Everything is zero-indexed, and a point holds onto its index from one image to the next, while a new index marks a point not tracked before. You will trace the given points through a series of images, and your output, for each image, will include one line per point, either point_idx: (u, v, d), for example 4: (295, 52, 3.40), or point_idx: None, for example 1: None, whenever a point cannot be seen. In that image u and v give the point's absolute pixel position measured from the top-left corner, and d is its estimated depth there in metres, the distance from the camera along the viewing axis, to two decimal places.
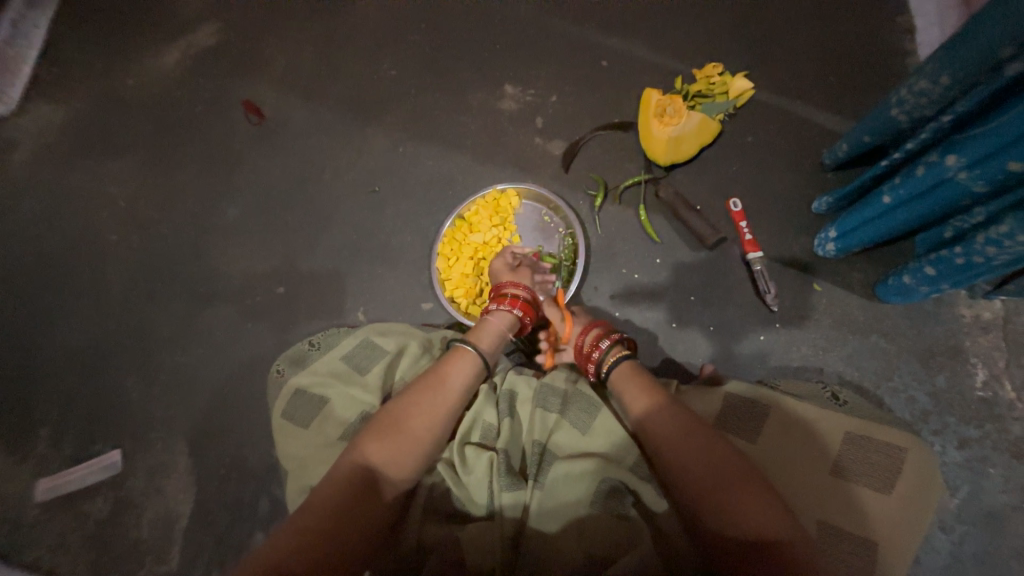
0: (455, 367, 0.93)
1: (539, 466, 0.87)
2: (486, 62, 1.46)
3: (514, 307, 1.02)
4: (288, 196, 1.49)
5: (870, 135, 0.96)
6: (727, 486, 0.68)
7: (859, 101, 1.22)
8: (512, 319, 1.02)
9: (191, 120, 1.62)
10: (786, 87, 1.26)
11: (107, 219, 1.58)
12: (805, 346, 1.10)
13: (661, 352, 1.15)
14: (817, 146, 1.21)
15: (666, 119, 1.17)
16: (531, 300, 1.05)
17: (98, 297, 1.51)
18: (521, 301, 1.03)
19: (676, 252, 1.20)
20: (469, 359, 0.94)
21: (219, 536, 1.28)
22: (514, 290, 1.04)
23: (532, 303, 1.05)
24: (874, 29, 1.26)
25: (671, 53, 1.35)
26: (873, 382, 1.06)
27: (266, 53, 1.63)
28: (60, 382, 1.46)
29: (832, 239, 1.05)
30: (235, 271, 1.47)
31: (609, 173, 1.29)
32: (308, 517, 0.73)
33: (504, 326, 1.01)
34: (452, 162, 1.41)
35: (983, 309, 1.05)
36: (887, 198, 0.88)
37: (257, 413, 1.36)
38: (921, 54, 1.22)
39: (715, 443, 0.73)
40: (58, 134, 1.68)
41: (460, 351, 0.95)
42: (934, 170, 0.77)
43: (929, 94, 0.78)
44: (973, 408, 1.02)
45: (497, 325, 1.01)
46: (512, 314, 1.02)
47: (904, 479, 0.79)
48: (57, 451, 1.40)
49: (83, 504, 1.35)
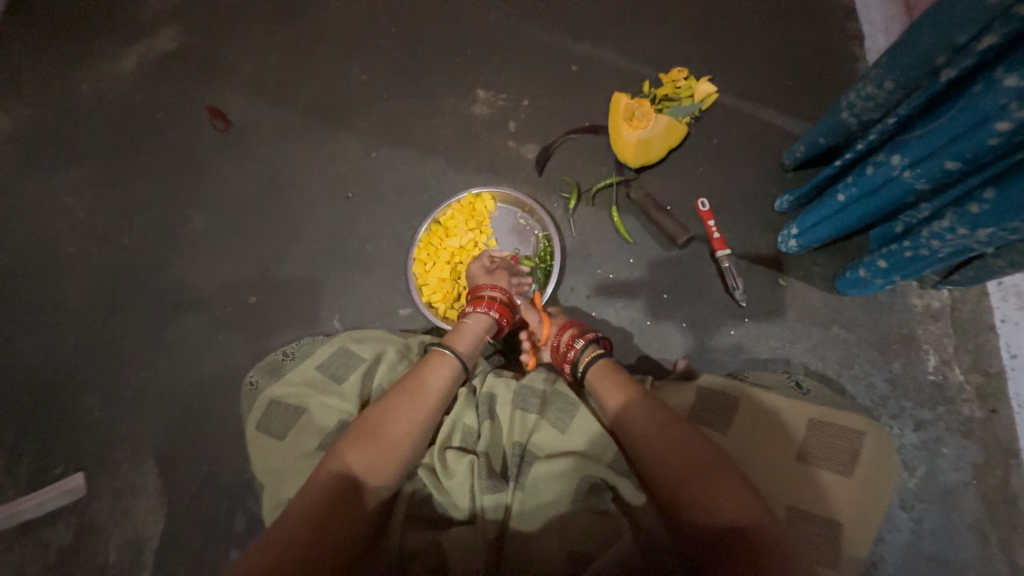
0: (434, 372, 0.92)
1: (519, 466, 0.88)
2: (458, 67, 1.46)
3: (491, 309, 1.03)
4: (257, 203, 1.46)
5: (825, 137, 1.01)
6: (700, 476, 0.71)
7: (815, 104, 1.28)
8: (490, 321, 1.03)
9: (153, 127, 1.57)
10: (748, 90, 1.31)
11: (63, 231, 1.51)
12: (773, 339, 1.15)
13: (637, 349, 1.18)
14: (777, 147, 1.26)
15: (635, 122, 1.20)
16: (508, 302, 1.06)
17: (55, 312, 1.45)
18: (498, 302, 1.04)
19: (648, 251, 1.23)
20: (448, 363, 0.94)
21: (192, 557, 1.24)
22: (492, 292, 1.05)
23: (509, 304, 1.06)
24: (826, 36, 1.33)
25: (638, 58, 1.38)
26: (836, 371, 1.11)
27: (231, 58, 1.59)
28: (15, 404, 1.38)
29: (794, 236, 1.10)
30: (204, 281, 1.42)
31: (581, 175, 1.31)
32: (285, 528, 0.72)
33: (482, 328, 1.01)
34: (425, 166, 1.41)
35: (933, 299, 1.12)
36: (842, 196, 0.92)
37: (231, 427, 1.32)
38: (870, 58, 1.29)
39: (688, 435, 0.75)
40: (7, 142, 1.60)
41: (439, 355, 0.95)
42: (882, 169, 0.82)
43: (875, 98, 0.83)
44: (927, 391, 1.08)
45: (474, 327, 1.01)
46: (489, 316, 1.02)
47: (864, 461, 0.83)
48: (13, 477, 1.32)
49: (43, 531, 1.28)
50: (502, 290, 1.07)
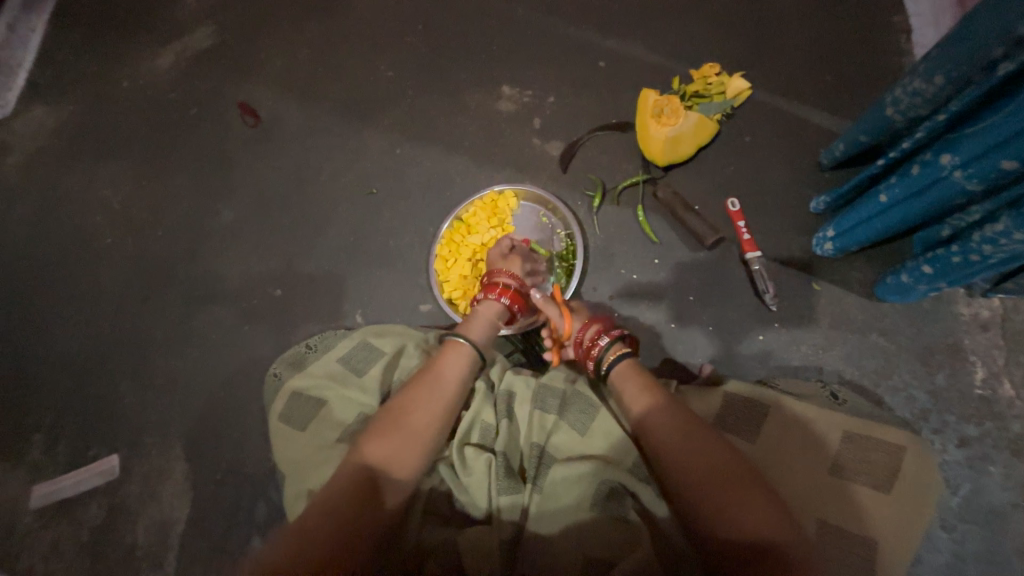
0: (449, 361, 0.93)
1: (538, 468, 0.87)
2: (483, 63, 1.46)
3: (502, 296, 1.04)
4: (284, 198, 1.49)
5: (867, 135, 0.96)
6: (725, 490, 0.68)
7: (856, 100, 1.22)
8: (501, 309, 1.05)
9: (186, 123, 1.61)
10: (783, 87, 1.26)
11: (102, 222, 1.57)
12: (805, 346, 1.10)
13: (661, 352, 1.15)
14: (814, 145, 1.21)
15: (664, 119, 1.17)
16: (521, 290, 1.08)
17: (93, 300, 1.50)
18: (510, 290, 1.05)
19: (674, 252, 1.20)
20: (463, 352, 0.95)
21: (216, 542, 1.27)
22: (505, 280, 1.06)
23: (521, 292, 1.07)
24: (869, 29, 1.27)
25: (668, 54, 1.35)
26: (873, 381, 1.06)
27: (262, 56, 1.63)
28: (54, 387, 1.45)
29: (830, 238, 1.05)
30: (232, 273, 1.46)
31: (606, 173, 1.29)
32: (312, 516, 0.73)
33: (493, 316, 1.03)
34: (449, 163, 1.41)
35: (982, 308, 1.05)
36: (884, 197, 0.87)
37: (254, 417, 1.35)
38: (916, 53, 1.23)
39: (714, 446, 0.72)
40: (52, 136, 1.67)
41: (453, 342, 0.95)
42: (929, 169, 0.77)
43: (923, 94, 0.79)
44: (973, 406, 1.02)
45: (485, 314, 1.03)
46: (500, 303, 1.04)
47: (905, 478, 0.79)
48: (51, 457, 1.39)
49: (77, 510, 1.33)
50: (515, 278, 1.08)
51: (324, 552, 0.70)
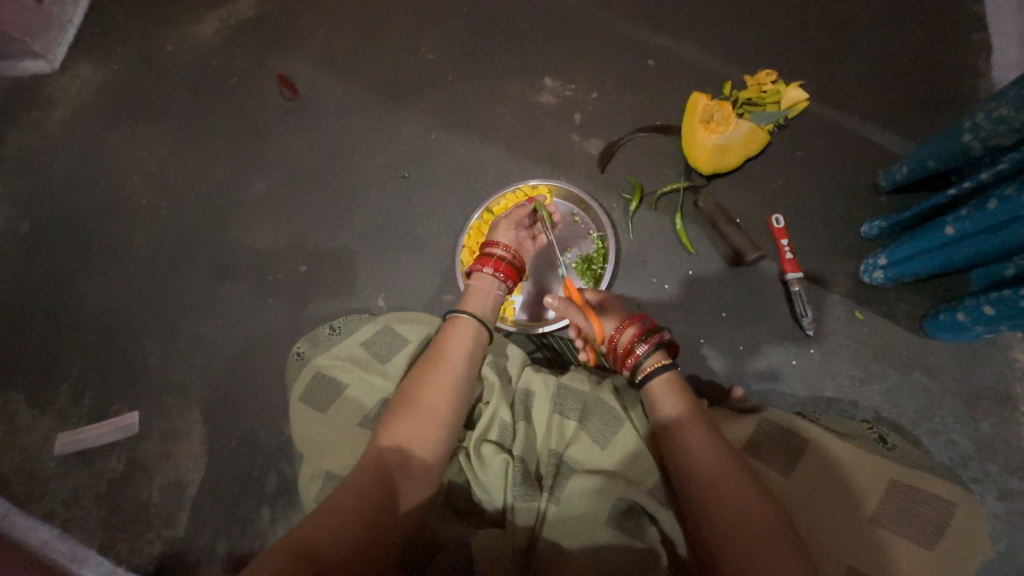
0: (453, 337, 0.93)
1: (555, 476, 0.86)
2: (528, 53, 1.41)
3: (496, 271, 1.01)
4: (317, 175, 1.48)
5: (936, 160, 0.90)
6: (752, 538, 0.64)
7: (923, 122, 1.15)
8: (496, 283, 1.02)
9: (226, 91, 1.62)
10: (843, 101, 1.19)
11: (138, 184, 1.59)
12: (841, 376, 1.05)
13: (688, 368, 1.12)
14: (871, 166, 1.14)
15: (712, 126, 1.11)
16: (515, 263, 1.04)
17: (124, 260, 1.53)
18: (504, 264, 1.02)
19: (709, 265, 1.16)
20: (465, 326, 0.94)
21: (226, 508, 1.30)
22: (498, 253, 1.03)
23: (515, 265, 1.04)
24: (945, 46, 1.19)
25: (722, 57, 1.29)
26: (911, 421, 1.01)
27: (305, 29, 1.61)
28: (82, 341, 1.48)
29: (882, 266, 0.99)
30: (260, 246, 1.47)
31: (646, 177, 1.25)
32: (337, 498, 0.75)
33: (488, 290, 1.01)
34: (484, 153, 1.38)
35: None
36: (950, 229, 0.82)
37: (272, 390, 1.36)
38: (995, 75, 1.15)
39: (746, 488, 0.68)
40: (95, 95, 1.69)
41: (454, 320, 0.95)
42: (1009, 206, 0.71)
43: (1010, 122, 0.73)
44: (1018, 458, 0.96)
45: (482, 291, 1.01)
46: (495, 278, 1.01)
47: (948, 536, 0.75)
48: (76, 408, 1.43)
49: (98, 462, 1.38)
50: (509, 250, 1.05)
51: (349, 536, 0.71)
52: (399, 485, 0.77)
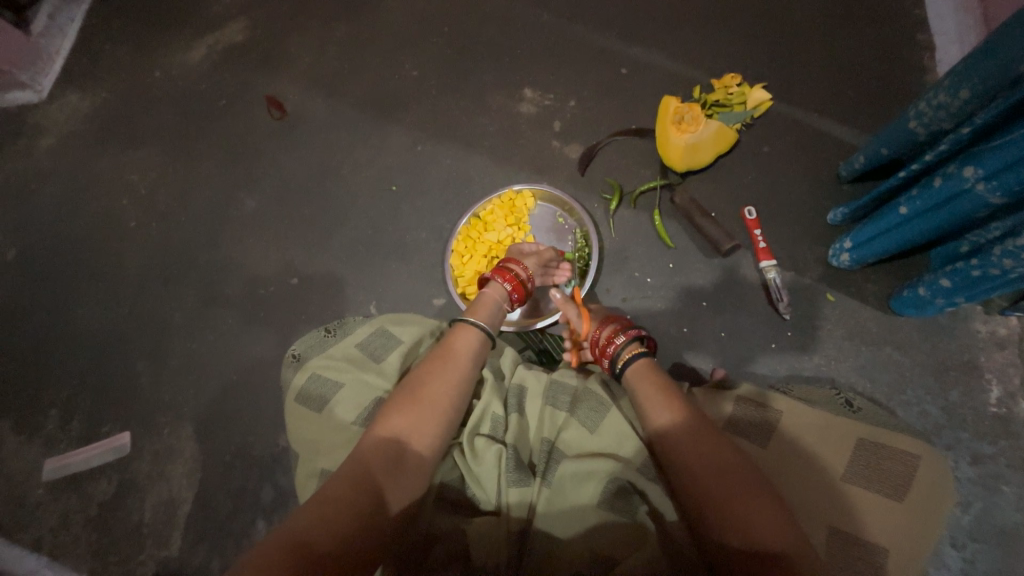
0: (461, 339, 0.93)
1: (547, 462, 0.88)
2: (507, 66, 1.48)
3: (507, 282, 1.05)
4: (307, 189, 1.52)
5: (889, 148, 0.97)
6: (731, 495, 0.67)
7: (878, 115, 1.23)
8: (505, 294, 1.05)
9: (214, 113, 1.66)
10: (804, 99, 1.27)
11: (127, 206, 1.61)
12: (818, 356, 1.10)
13: (673, 357, 1.16)
14: (833, 159, 1.22)
15: (684, 126, 1.17)
16: (526, 281, 1.08)
17: (114, 281, 1.54)
18: (516, 279, 1.06)
19: (689, 258, 1.21)
20: (473, 334, 0.94)
21: (220, 524, 1.29)
22: (514, 268, 1.07)
23: (527, 284, 1.07)
24: (893, 46, 1.28)
25: (690, 64, 1.37)
26: (885, 395, 1.06)
27: (292, 52, 1.67)
28: (71, 364, 1.48)
29: (847, 250, 1.05)
30: (251, 261, 1.49)
31: (625, 178, 1.30)
32: (332, 485, 0.74)
33: (499, 298, 1.03)
34: (470, 161, 1.43)
35: (999, 326, 1.06)
36: (904, 209, 0.88)
37: (266, 402, 1.37)
38: (939, 71, 1.24)
39: (725, 448, 0.72)
40: (84, 122, 1.72)
41: (463, 325, 0.96)
42: (952, 181, 0.78)
43: (948, 107, 0.80)
44: (987, 424, 1.02)
45: (492, 297, 1.03)
46: (504, 288, 1.04)
47: (917, 486, 0.81)
48: (65, 432, 1.42)
49: (85, 485, 1.36)
50: (526, 270, 1.09)
51: (345, 527, 0.69)
52: (394, 476, 0.76)
